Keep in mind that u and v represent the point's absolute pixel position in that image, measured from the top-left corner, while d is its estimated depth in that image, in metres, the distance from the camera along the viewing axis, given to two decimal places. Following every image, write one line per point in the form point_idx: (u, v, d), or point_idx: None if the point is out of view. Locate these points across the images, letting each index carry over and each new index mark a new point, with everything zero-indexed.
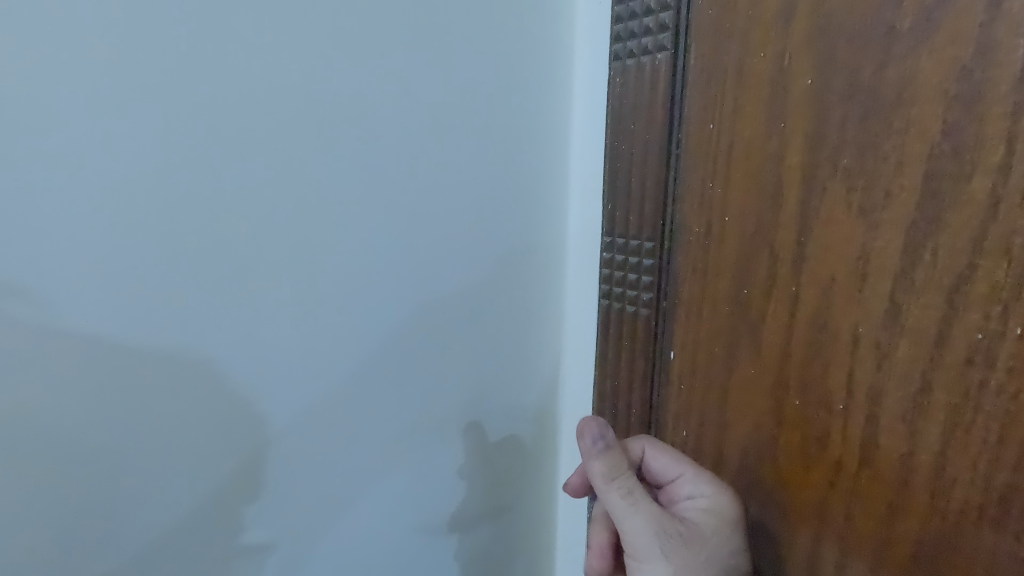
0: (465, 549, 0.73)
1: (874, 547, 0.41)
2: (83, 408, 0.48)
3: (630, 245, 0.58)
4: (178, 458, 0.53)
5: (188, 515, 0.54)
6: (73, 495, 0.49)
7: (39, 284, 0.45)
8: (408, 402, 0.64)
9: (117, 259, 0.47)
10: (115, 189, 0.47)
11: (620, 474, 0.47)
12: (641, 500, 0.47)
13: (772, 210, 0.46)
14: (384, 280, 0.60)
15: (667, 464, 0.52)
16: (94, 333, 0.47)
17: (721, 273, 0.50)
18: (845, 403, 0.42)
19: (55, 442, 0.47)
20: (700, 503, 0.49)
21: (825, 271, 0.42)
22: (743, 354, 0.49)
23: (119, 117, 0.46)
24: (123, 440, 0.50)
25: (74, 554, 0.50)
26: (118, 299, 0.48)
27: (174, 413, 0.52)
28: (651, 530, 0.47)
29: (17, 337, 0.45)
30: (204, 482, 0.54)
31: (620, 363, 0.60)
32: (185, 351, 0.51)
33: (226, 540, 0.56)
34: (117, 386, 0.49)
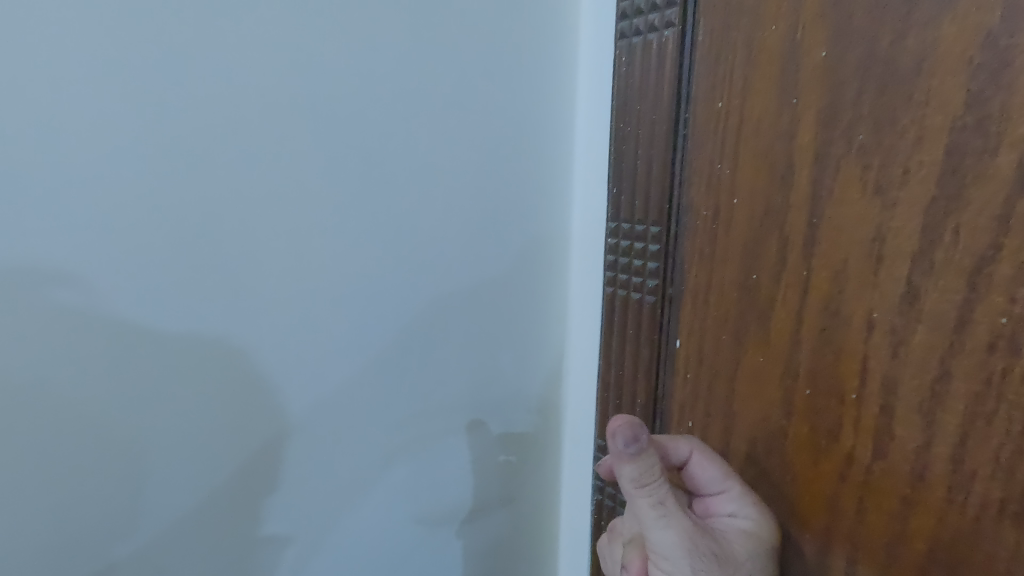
0: (468, 542, 0.71)
1: (887, 543, 0.40)
2: (53, 397, 0.46)
3: (636, 231, 0.56)
4: (175, 448, 0.52)
5: (172, 510, 0.52)
6: (43, 490, 0.47)
7: (37, 270, 0.44)
8: (408, 391, 0.63)
9: (89, 243, 0.46)
10: (86, 170, 0.45)
11: (654, 480, 0.40)
12: (673, 512, 0.41)
13: (782, 190, 0.44)
14: (383, 266, 0.59)
15: (713, 477, 0.47)
16: (66, 320, 0.46)
17: (729, 258, 0.48)
18: (858, 393, 0.40)
19: (22, 434, 0.45)
20: (739, 523, 0.46)
21: (838, 253, 0.40)
22: (751, 342, 0.47)
23: (93, 95, 0.44)
24: (96, 434, 0.48)
25: (45, 552, 0.48)
26: (91, 285, 0.46)
27: (169, 402, 0.51)
28: (684, 547, 0.42)
29: (11, 324, 0.44)
30: (201, 473, 0.53)
31: (625, 352, 0.59)
32: (167, 340, 0.49)
33: (225, 533, 0.55)
34: (113, 373, 0.48)
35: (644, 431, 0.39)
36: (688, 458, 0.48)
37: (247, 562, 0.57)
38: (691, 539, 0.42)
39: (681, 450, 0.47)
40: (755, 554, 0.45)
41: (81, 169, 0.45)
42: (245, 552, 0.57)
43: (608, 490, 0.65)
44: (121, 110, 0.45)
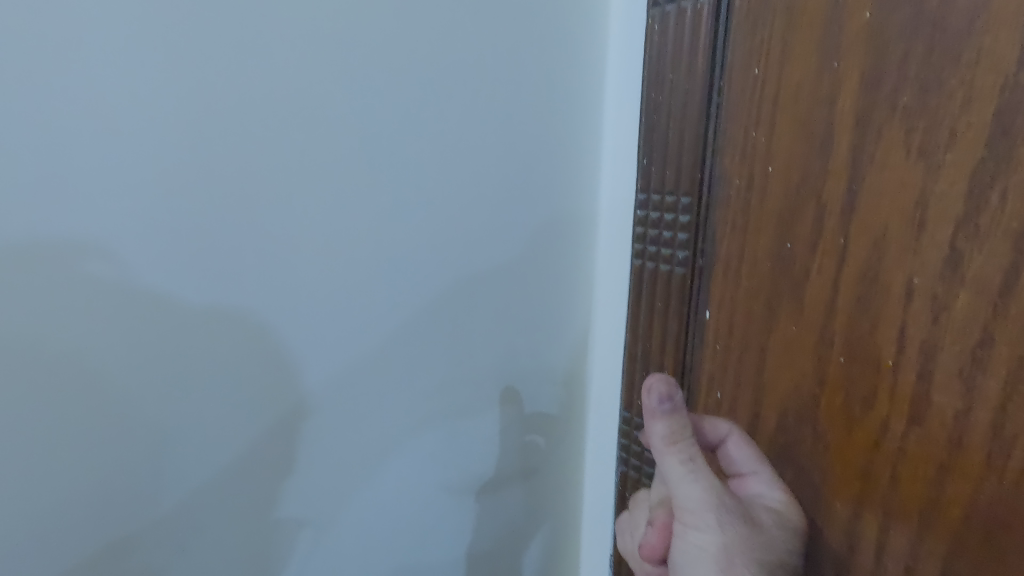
0: (492, 512, 0.73)
1: (921, 510, 0.40)
2: (89, 358, 0.48)
3: (666, 202, 0.56)
4: (212, 410, 0.53)
5: (206, 472, 0.54)
6: (78, 448, 0.49)
7: (83, 234, 0.46)
8: (437, 361, 0.64)
9: (121, 209, 0.47)
10: (117, 136, 0.46)
11: (683, 438, 0.43)
12: (702, 469, 0.43)
13: (820, 157, 0.43)
14: (412, 237, 0.59)
15: (746, 457, 0.48)
16: (98, 284, 0.47)
17: (763, 227, 0.48)
18: (895, 359, 0.40)
19: (67, 392, 0.47)
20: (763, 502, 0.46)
21: (878, 220, 0.40)
22: (785, 312, 0.47)
23: (125, 63, 0.45)
24: (129, 394, 0.50)
25: (83, 506, 0.50)
26: (121, 249, 0.47)
27: (209, 366, 0.52)
28: (709, 501, 0.43)
29: (59, 286, 0.46)
30: (238, 435, 0.55)
31: (652, 325, 0.59)
32: (196, 305, 0.51)
33: (259, 496, 0.57)
34: (154, 337, 0.50)
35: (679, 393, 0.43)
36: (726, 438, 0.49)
37: (278, 523, 0.59)
38: (716, 496, 0.43)
39: (720, 427, 0.49)
40: (778, 529, 0.45)
41: (110, 135, 0.45)
42: (274, 513, 0.58)
43: (632, 462, 0.66)
44: (151, 76, 0.46)
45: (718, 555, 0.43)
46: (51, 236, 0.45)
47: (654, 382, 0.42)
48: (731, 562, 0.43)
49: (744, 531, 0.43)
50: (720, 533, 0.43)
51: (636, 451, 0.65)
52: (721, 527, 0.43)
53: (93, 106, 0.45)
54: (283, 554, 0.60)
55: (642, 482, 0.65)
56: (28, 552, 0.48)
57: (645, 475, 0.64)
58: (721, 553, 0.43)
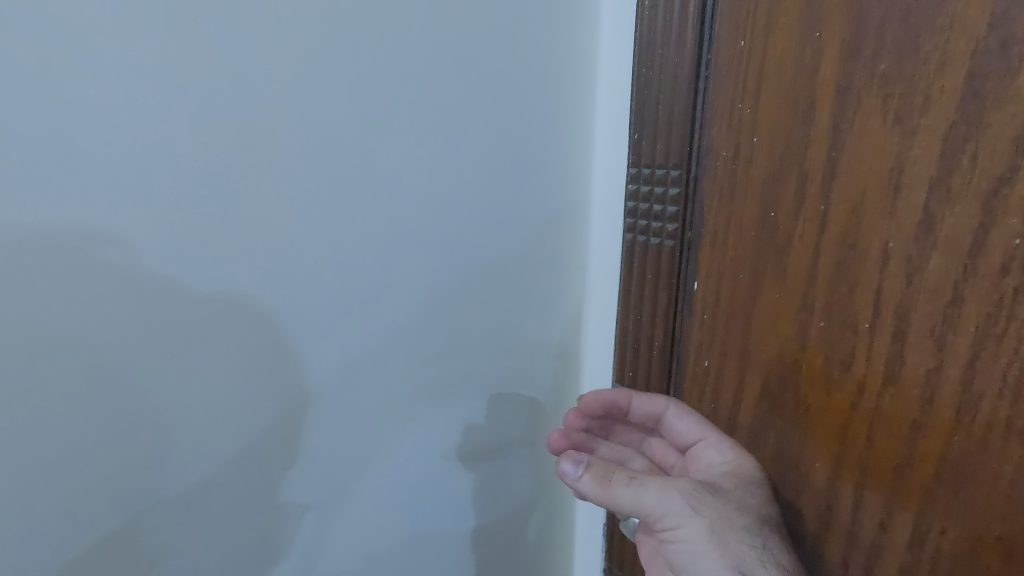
0: (489, 484, 0.75)
1: (894, 467, 0.41)
2: (78, 340, 0.47)
3: (656, 175, 0.57)
4: (216, 387, 0.54)
5: (213, 448, 0.55)
6: (69, 433, 0.48)
7: (90, 214, 0.46)
8: (434, 334, 0.65)
9: (112, 185, 0.46)
10: (118, 114, 0.45)
11: (611, 470, 0.45)
12: (646, 477, 0.44)
13: (803, 126, 0.44)
14: (408, 211, 0.60)
15: (688, 425, 0.53)
16: (98, 265, 0.47)
17: (748, 197, 0.49)
18: (871, 322, 0.41)
19: (75, 373, 0.47)
20: (720, 469, 0.50)
21: (856, 186, 0.41)
22: (768, 280, 0.48)
23: (117, 37, 0.44)
24: (122, 376, 0.49)
25: (92, 488, 0.50)
26: (113, 226, 0.47)
27: (214, 344, 0.53)
28: (674, 497, 0.44)
29: (66, 267, 0.45)
30: (244, 410, 0.56)
31: (643, 297, 0.60)
32: (191, 283, 0.51)
33: (263, 469, 0.58)
34: (161, 317, 0.50)
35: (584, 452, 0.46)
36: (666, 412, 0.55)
37: (281, 497, 0.60)
38: (672, 488, 0.44)
39: (657, 403, 0.55)
40: (745, 486, 0.47)
41: (101, 109, 0.45)
42: (278, 487, 0.59)
43: None
44: (144, 49, 0.46)
45: (708, 541, 0.44)
46: (58, 216, 0.45)
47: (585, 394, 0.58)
48: (726, 541, 0.44)
49: (719, 507, 0.45)
50: (700, 517, 0.44)
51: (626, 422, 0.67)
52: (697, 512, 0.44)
53: (82, 79, 0.44)
54: (283, 530, 0.61)
55: None
56: (25, 537, 0.48)
57: None
58: (710, 537, 0.44)
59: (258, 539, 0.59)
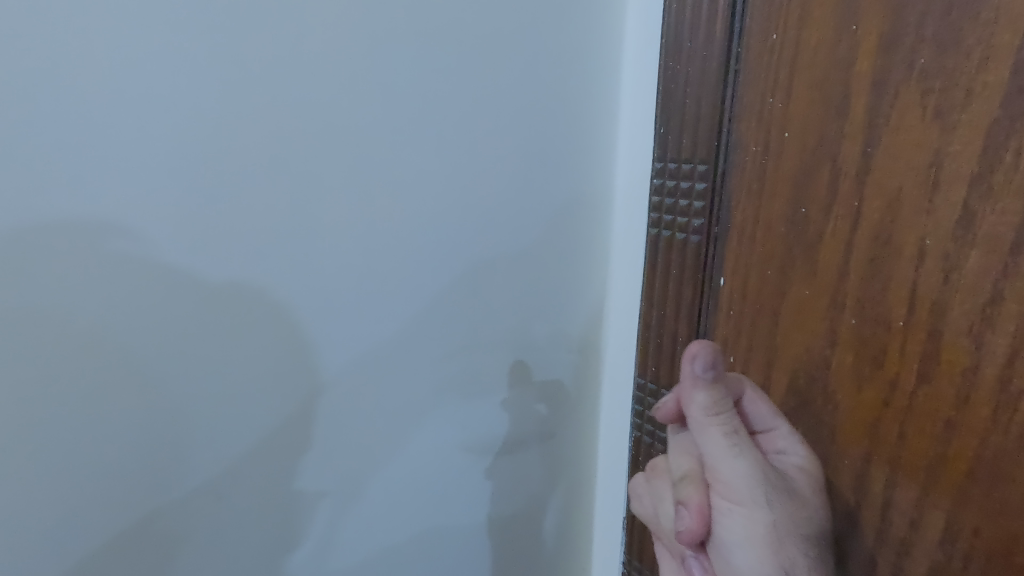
0: (510, 476, 0.75)
1: (926, 465, 0.41)
2: (97, 331, 0.48)
3: (682, 170, 0.56)
4: (244, 378, 0.55)
5: (242, 437, 0.56)
6: (92, 422, 0.49)
7: (126, 210, 0.47)
8: (456, 328, 0.66)
9: (131, 178, 0.47)
10: (153, 112, 0.47)
11: (725, 407, 0.40)
12: (744, 440, 0.40)
13: (836, 121, 0.44)
14: (432, 206, 0.61)
15: (763, 413, 0.44)
16: (133, 258, 0.48)
17: (778, 192, 0.48)
18: (905, 319, 0.41)
19: (111, 364, 0.49)
20: (792, 462, 0.43)
21: (891, 182, 0.41)
22: (798, 276, 0.48)
23: (155, 39, 0.46)
24: (140, 365, 0.50)
25: (127, 474, 0.51)
26: (130, 219, 0.47)
27: (242, 337, 0.54)
28: (755, 475, 0.39)
29: (104, 261, 0.47)
30: (271, 402, 0.57)
31: (667, 292, 0.60)
32: (208, 273, 0.51)
33: (291, 459, 0.59)
34: (193, 310, 0.51)
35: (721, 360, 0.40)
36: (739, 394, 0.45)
37: (306, 488, 0.61)
38: (759, 466, 0.40)
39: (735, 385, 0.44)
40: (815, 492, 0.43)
41: (122, 104, 0.46)
42: (303, 477, 0.60)
43: (646, 427, 0.67)
44: (172, 46, 0.47)
45: (767, 534, 0.39)
46: (98, 213, 0.46)
47: (699, 348, 0.38)
48: (783, 543, 0.39)
49: (795, 511, 0.40)
50: (769, 510, 0.39)
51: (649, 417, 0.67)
52: (768, 503, 0.40)
53: (107, 75, 0.45)
54: (308, 519, 0.62)
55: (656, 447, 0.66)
56: (64, 523, 0.50)
57: (659, 440, 0.66)
58: (772, 536, 0.39)
59: (278, 530, 0.60)
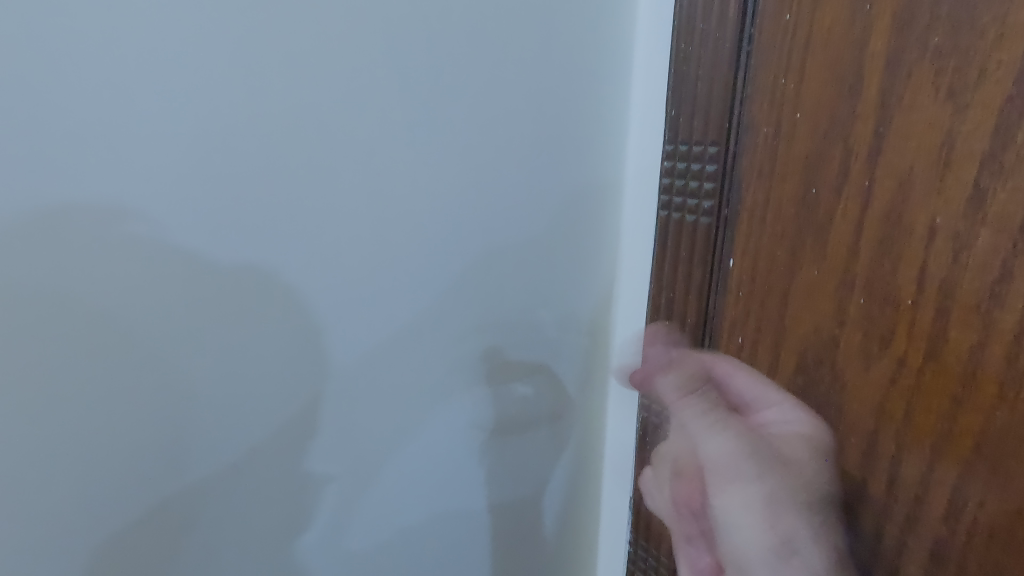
0: (519, 457, 0.77)
1: (933, 442, 0.41)
2: (117, 309, 0.49)
3: (693, 152, 0.57)
4: (260, 357, 0.57)
5: (258, 414, 0.58)
6: (114, 398, 0.51)
7: (147, 192, 0.48)
8: (467, 309, 0.67)
9: (144, 161, 0.48)
10: (171, 95, 0.48)
11: (690, 444, 0.47)
12: (719, 436, 0.50)
13: (849, 102, 0.44)
14: (444, 189, 0.62)
15: (750, 386, 0.52)
16: (154, 239, 0.49)
17: (789, 174, 0.49)
18: (914, 298, 0.42)
19: (132, 342, 0.50)
20: (789, 432, 0.50)
21: (902, 162, 0.41)
22: (808, 257, 0.48)
23: (173, 20, 0.47)
24: (152, 346, 0.51)
25: (148, 449, 0.53)
26: (142, 202, 0.48)
27: (259, 317, 0.55)
28: (732, 469, 0.50)
29: (126, 242, 0.48)
30: (287, 380, 0.58)
31: (677, 274, 0.61)
32: (219, 255, 0.52)
33: (305, 436, 0.60)
34: (212, 290, 0.53)
35: (651, 415, 0.46)
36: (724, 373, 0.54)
37: (321, 465, 0.62)
38: (737, 455, 0.50)
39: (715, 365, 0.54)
40: (813, 454, 0.49)
41: (134, 88, 0.46)
42: (318, 454, 0.62)
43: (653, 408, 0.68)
44: (188, 28, 0.47)
45: (762, 509, 0.49)
46: (121, 194, 0.47)
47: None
48: (778, 515, 0.49)
49: (779, 480, 0.50)
50: (756, 484, 0.50)
51: None
52: (752, 479, 0.50)
53: (121, 59, 0.46)
54: (323, 495, 0.63)
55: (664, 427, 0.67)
56: (89, 495, 0.51)
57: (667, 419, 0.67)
58: (765, 509, 0.49)
59: (291, 506, 0.62)
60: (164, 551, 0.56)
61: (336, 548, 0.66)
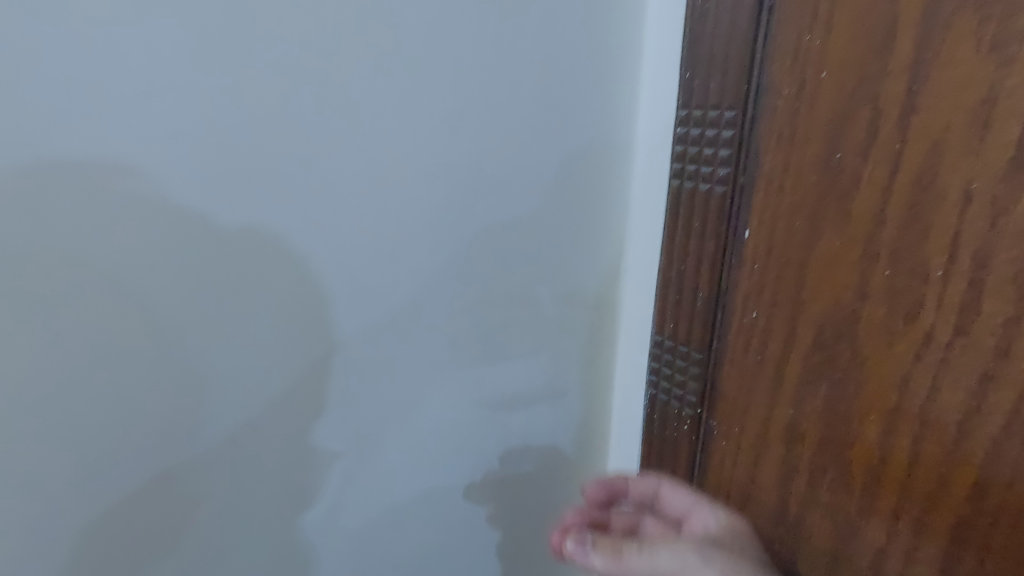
0: (524, 433, 0.75)
1: (958, 420, 0.40)
2: (114, 276, 0.48)
3: (708, 116, 0.54)
4: (258, 329, 0.55)
5: (258, 388, 0.56)
6: (113, 367, 0.50)
7: (142, 156, 0.46)
8: (473, 283, 0.65)
9: (137, 119, 0.46)
10: (158, 53, 0.45)
11: (619, 544, 0.50)
12: (654, 546, 0.49)
13: (879, 59, 0.41)
14: (447, 157, 0.59)
15: (680, 498, 0.59)
16: (151, 203, 0.48)
17: (811, 138, 0.46)
18: (944, 269, 0.39)
19: (132, 310, 0.49)
20: (717, 528, 0.53)
21: (937, 123, 0.38)
22: (829, 227, 0.45)
23: None
24: (152, 311, 0.50)
25: (149, 420, 0.52)
26: (138, 159, 0.46)
27: (259, 288, 0.54)
28: (682, 553, 0.49)
29: (122, 207, 0.47)
30: (287, 355, 0.56)
31: (688, 246, 0.58)
32: (220, 219, 0.50)
33: (306, 415, 0.59)
34: (211, 258, 0.51)
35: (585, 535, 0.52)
36: (657, 491, 0.61)
37: (322, 438, 0.61)
38: (681, 548, 0.49)
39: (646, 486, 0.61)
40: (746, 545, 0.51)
41: (121, 40, 0.44)
42: (316, 430, 0.60)
43: (662, 384, 0.64)
44: None
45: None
46: (115, 157, 0.46)
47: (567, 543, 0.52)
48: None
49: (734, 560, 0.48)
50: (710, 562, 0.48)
51: (666, 373, 0.63)
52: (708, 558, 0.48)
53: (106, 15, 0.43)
54: (325, 470, 0.62)
55: (673, 404, 0.62)
56: (94, 465, 0.51)
57: (676, 397, 0.62)
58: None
59: (289, 484, 0.60)
60: (164, 523, 0.55)
61: (338, 524, 0.65)
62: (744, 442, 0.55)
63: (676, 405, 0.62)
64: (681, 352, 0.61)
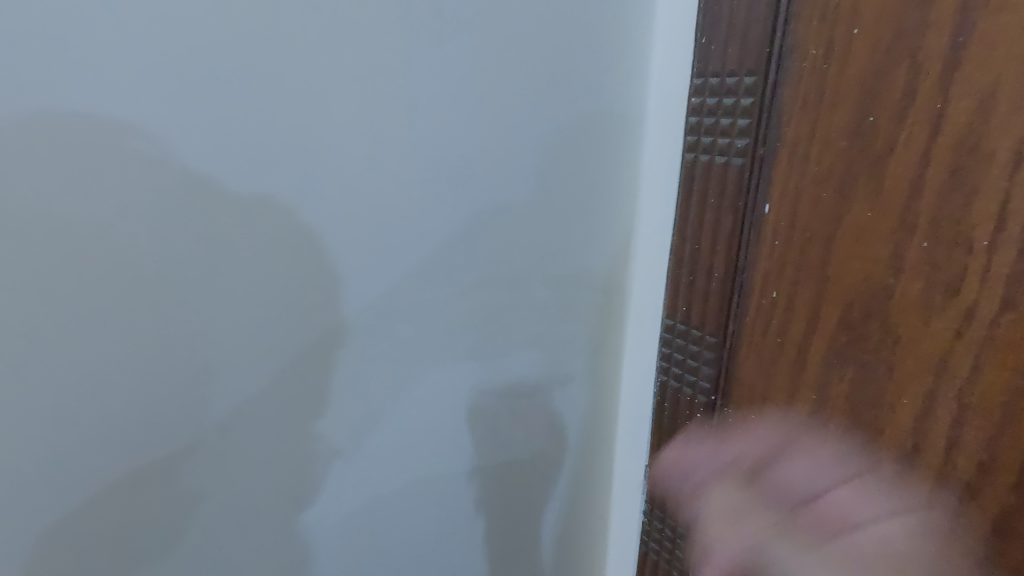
0: (529, 417, 0.73)
1: (1004, 402, 0.36)
2: (117, 236, 0.49)
3: (726, 85, 0.51)
4: (261, 297, 0.56)
5: (258, 357, 0.57)
6: (117, 327, 0.51)
7: (145, 119, 0.48)
8: (476, 258, 0.64)
9: (143, 83, 0.48)
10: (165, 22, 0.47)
11: None
12: None
13: (919, 10, 0.38)
14: (451, 131, 0.59)
15: None
16: (153, 164, 0.49)
17: (840, 101, 0.42)
18: (991, 239, 0.36)
19: (134, 271, 0.50)
20: None
21: (987, 77, 0.35)
22: (860, 197, 0.42)
23: None
24: (149, 272, 0.51)
25: (149, 381, 0.53)
26: (136, 121, 0.48)
27: (259, 254, 0.54)
28: None
29: (126, 168, 0.48)
30: (289, 324, 0.57)
31: (704, 223, 0.55)
32: (211, 181, 0.51)
33: (310, 386, 0.60)
34: (212, 222, 0.52)
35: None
36: None
37: (320, 411, 0.61)
38: None
39: None
40: None
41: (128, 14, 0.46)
42: (314, 403, 0.60)
43: (673, 370, 0.61)
44: None
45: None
46: (120, 119, 0.47)
47: None
48: None
49: None
50: None
51: (677, 358, 0.61)
52: None
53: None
54: (321, 443, 0.62)
55: (684, 391, 0.60)
56: (95, 424, 0.52)
57: (688, 383, 0.59)
58: None
59: (290, 456, 0.61)
60: (163, 493, 0.56)
61: (338, 499, 0.64)
62: (762, 431, 0.51)
63: (687, 392, 0.60)
64: (695, 336, 0.58)
